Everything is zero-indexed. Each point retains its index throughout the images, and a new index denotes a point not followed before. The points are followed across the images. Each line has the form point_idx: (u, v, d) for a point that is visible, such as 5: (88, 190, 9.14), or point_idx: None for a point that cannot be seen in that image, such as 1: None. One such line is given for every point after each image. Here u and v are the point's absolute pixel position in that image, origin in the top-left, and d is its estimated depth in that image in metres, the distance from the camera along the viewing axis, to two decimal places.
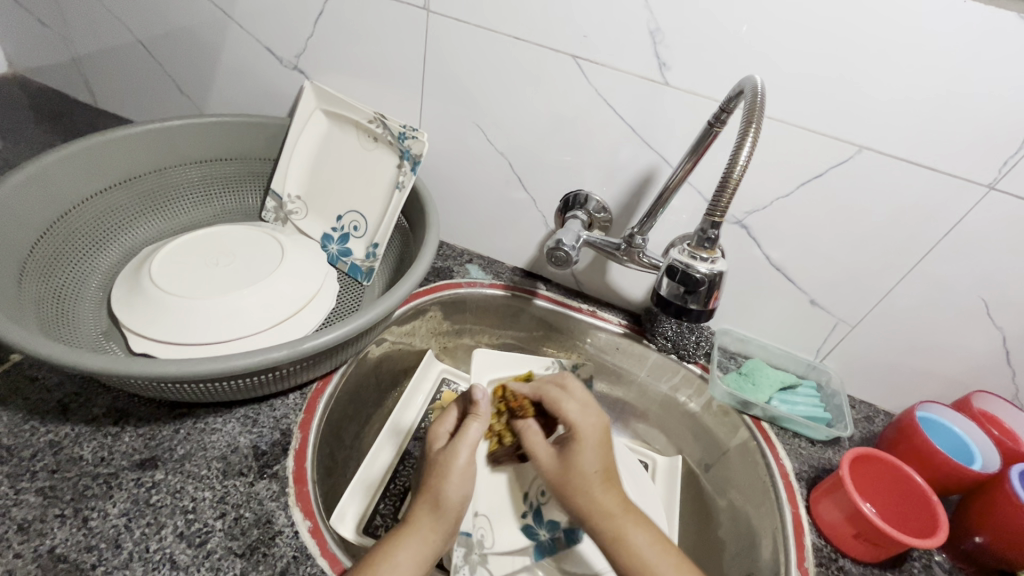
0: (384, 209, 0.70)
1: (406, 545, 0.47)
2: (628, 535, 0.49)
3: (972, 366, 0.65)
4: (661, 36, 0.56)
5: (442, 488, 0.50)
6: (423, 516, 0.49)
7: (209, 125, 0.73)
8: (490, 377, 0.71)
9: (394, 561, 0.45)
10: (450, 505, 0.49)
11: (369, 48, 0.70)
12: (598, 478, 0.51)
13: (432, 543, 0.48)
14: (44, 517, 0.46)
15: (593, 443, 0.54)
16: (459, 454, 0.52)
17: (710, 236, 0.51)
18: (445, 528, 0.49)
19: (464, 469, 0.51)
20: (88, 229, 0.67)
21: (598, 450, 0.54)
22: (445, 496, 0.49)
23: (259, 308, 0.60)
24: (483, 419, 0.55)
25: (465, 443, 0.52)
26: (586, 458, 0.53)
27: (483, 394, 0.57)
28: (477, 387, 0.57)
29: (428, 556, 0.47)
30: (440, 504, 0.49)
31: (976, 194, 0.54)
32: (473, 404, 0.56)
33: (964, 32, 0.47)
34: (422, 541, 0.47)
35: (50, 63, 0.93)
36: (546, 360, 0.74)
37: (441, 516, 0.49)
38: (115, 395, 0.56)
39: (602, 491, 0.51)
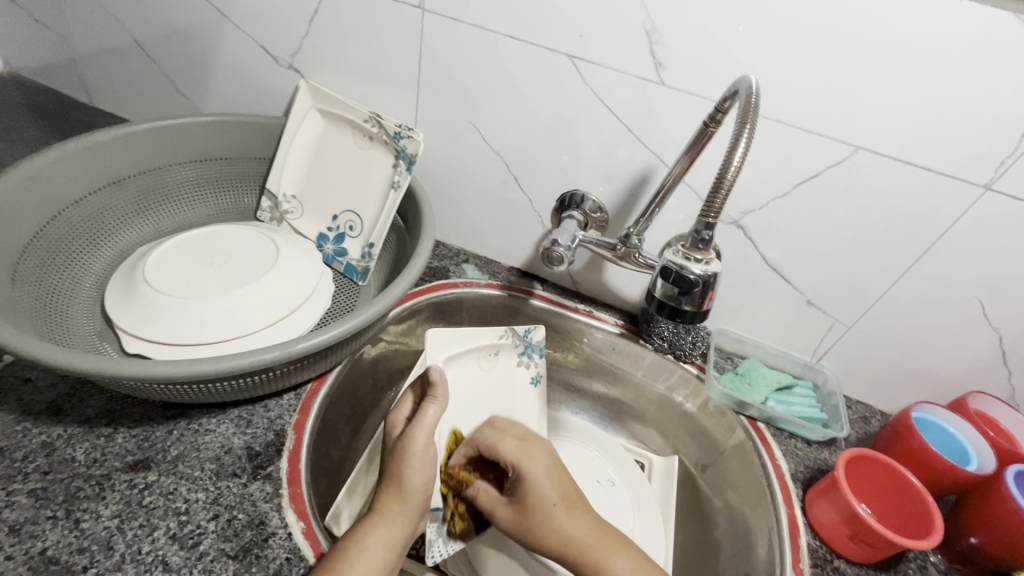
0: (379, 209, 0.70)
1: (376, 529, 0.47)
2: (614, 565, 0.47)
3: (968, 367, 0.65)
4: (657, 36, 0.55)
5: (403, 473, 0.50)
6: (389, 502, 0.49)
7: (203, 124, 0.72)
8: (447, 354, 0.67)
9: (363, 545, 0.46)
10: (413, 489, 0.50)
11: (365, 47, 0.69)
12: (563, 509, 0.49)
13: (400, 525, 0.48)
14: (35, 519, 0.46)
15: (544, 475, 0.51)
16: (416, 437, 0.51)
17: (705, 237, 0.50)
18: (411, 509, 0.49)
19: (425, 454, 0.51)
20: (82, 229, 0.66)
21: (552, 480, 0.51)
22: (406, 480, 0.50)
23: (253, 309, 0.60)
24: (442, 401, 0.54)
25: (422, 427, 0.52)
26: (543, 491, 0.50)
27: (441, 375, 0.55)
28: (433, 369, 0.55)
29: (399, 538, 0.48)
30: (403, 488, 0.49)
31: (972, 195, 0.54)
32: (430, 386, 0.55)
33: (960, 33, 0.47)
34: (389, 525, 0.48)
35: (45, 61, 0.92)
36: (500, 330, 0.70)
37: (406, 499, 0.49)
38: (109, 396, 0.56)
39: (566, 520, 0.49)
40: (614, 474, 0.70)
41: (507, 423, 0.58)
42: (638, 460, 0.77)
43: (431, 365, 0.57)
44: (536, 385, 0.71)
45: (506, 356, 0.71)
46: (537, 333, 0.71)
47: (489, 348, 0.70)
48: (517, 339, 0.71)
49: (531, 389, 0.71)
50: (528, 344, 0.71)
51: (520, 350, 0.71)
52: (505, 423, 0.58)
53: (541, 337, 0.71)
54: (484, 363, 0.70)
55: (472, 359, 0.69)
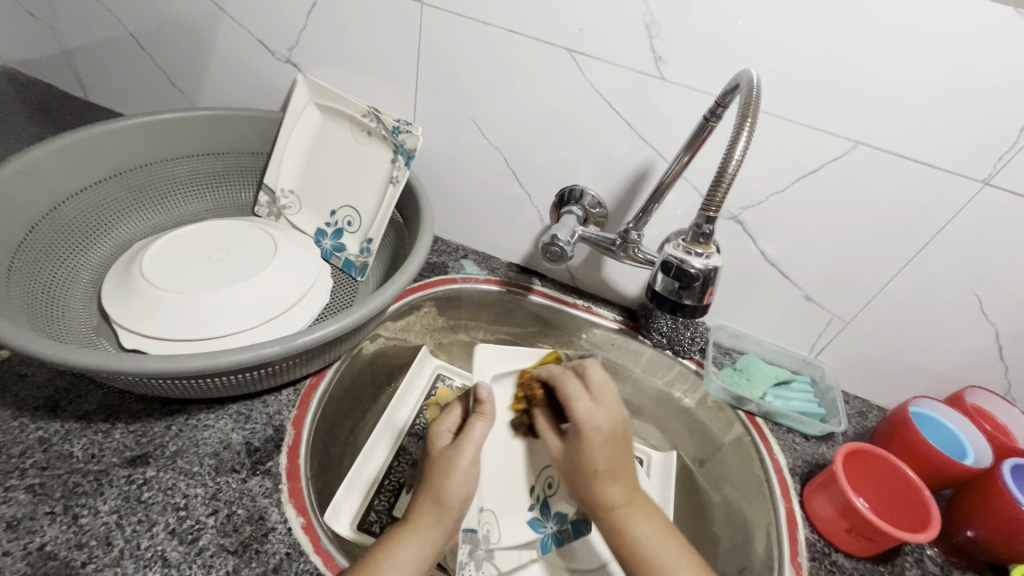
0: (378, 205, 0.69)
1: (406, 542, 0.47)
2: (635, 527, 0.50)
3: (965, 362, 0.65)
4: (656, 30, 0.55)
5: (443, 487, 0.50)
6: (424, 516, 0.49)
7: (200, 118, 0.72)
8: (495, 372, 0.66)
9: (394, 560, 0.45)
10: (451, 504, 0.49)
11: (363, 41, 0.69)
12: (605, 476, 0.51)
13: (433, 541, 0.48)
14: (34, 514, 0.46)
15: (599, 441, 0.53)
16: (463, 452, 0.52)
17: (706, 231, 0.51)
18: (445, 525, 0.49)
19: (468, 470, 0.51)
20: (78, 224, 0.66)
21: (606, 447, 0.53)
22: (447, 492, 0.49)
23: (251, 304, 0.59)
24: (488, 418, 0.55)
25: (470, 443, 0.52)
26: (592, 455, 0.52)
27: (489, 394, 0.56)
28: (482, 386, 0.56)
29: (430, 554, 0.47)
30: (441, 502, 0.49)
31: (970, 190, 0.54)
32: (477, 403, 0.56)
33: (960, 27, 0.47)
34: (423, 540, 0.47)
35: (39, 55, 0.91)
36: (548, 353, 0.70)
37: (443, 515, 0.49)
38: (106, 391, 0.55)
39: (607, 488, 0.51)
40: None
41: (596, 378, 0.57)
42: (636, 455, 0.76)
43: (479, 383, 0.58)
44: None
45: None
46: None
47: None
48: None
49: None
50: None
51: None
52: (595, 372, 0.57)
53: None
54: None
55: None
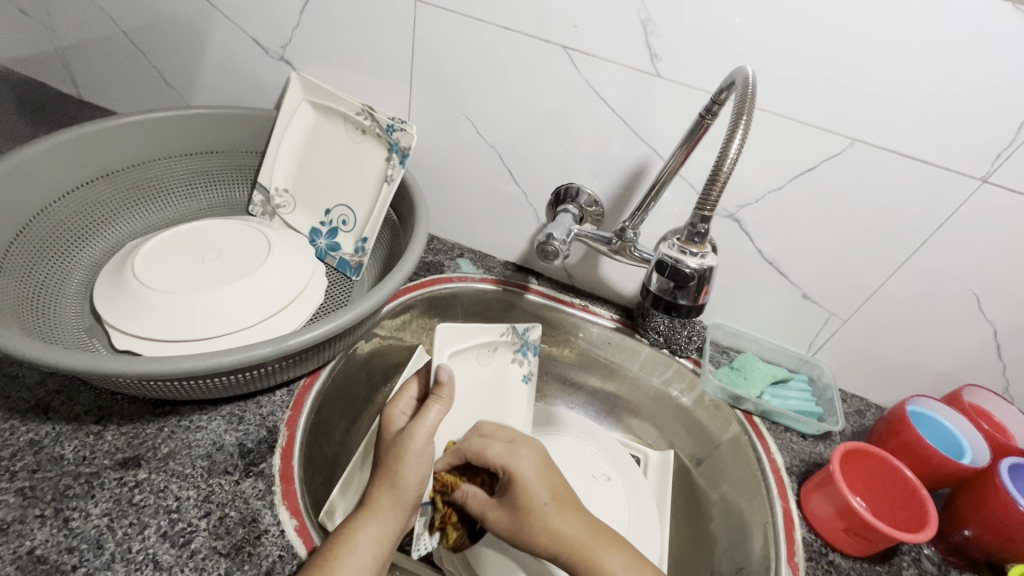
0: (373, 204, 0.69)
1: (367, 526, 0.47)
2: (604, 561, 0.46)
3: (962, 360, 0.65)
4: (652, 26, 0.55)
5: (398, 469, 0.49)
6: (382, 496, 0.48)
7: (192, 117, 0.71)
8: (452, 350, 0.62)
9: (354, 541, 0.46)
10: (407, 484, 0.49)
11: (357, 38, 0.68)
12: (549, 512, 0.48)
13: (392, 522, 0.48)
14: (24, 518, 0.45)
15: (533, 478, 0.50)
16: (416, 436, 0.50)
17: (701, 230, 0.50)
18: (405, 507, 0.49)
19: (422, 452, 0.50)
20: (69, 224, 0.65)
21: (542, 479, 0.50)
22: (402, 476, 0.49)
23: (245, 304, 0.59)
24: (445, 402, 0.53)
25: (423, 427, 0.51)
26: (534, 498, 0.49)
27: (449, 375, 0.54)
28: (442, 368, 0.54)
29: (388, 538, 0.47)
30: (398, 484, 0.48)
31: (969, 187, 0.53)
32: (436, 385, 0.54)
33: (958, 24, 0.46)
34: (380, 523, 0.47)
35: (31, 53, 0.91)
36: (501, 329, 0.67)
37: (400, 496, 0.48)
38: (98, 393, 0.55)
39: (558, 521, 0.48)
40: (609, 468, 0.70)
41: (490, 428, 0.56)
42: (633, 455, 0.77)
43: (441, 364, 0.55)
44: (527, 383, 0.69)
45: (501, 351, 0.68)
46: (535, 330, 0.69)
47: (490, 344, 0.67)
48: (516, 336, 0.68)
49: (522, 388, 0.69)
50: (524, 341, 0.69)
51: (516, 347, 0.69)
52: (496, 428, 0.55)
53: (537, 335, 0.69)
54: (482, 358, 0.67)
55: (471, 356, 0.66)
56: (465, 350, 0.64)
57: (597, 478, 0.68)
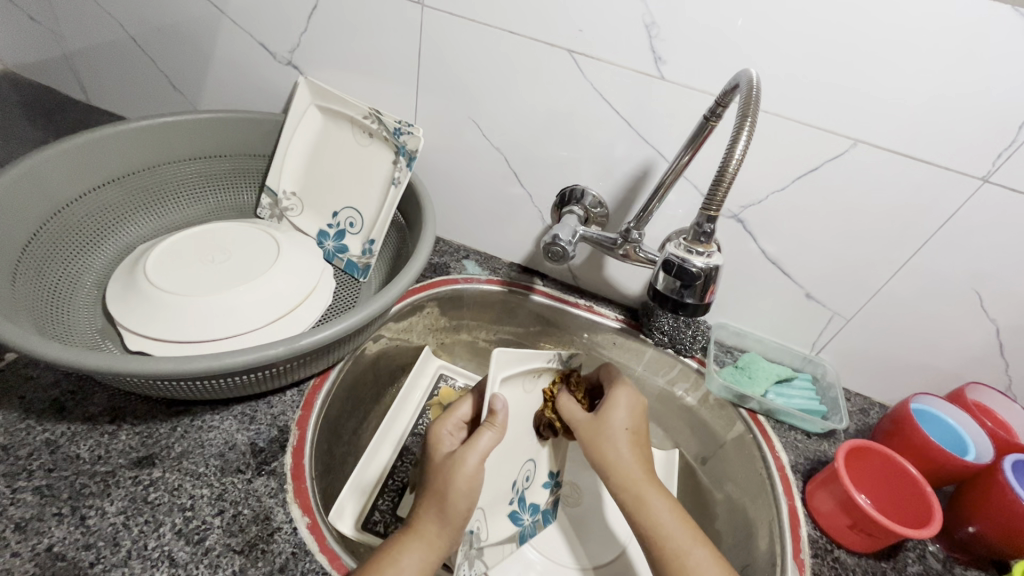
0: (380, 206, 0.70)
1: (411, 547, 0.47)
2: (648, 497, 0.52)
3: (965, 358, 0.65)
4: (656, 30, 0.56)
5: (446, 494, 0.49)
6: (428, 521, 0.49)
7: (202, 121, 0.72)
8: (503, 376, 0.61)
9: (397, 564, 0.46)
10: (457, 512, 0.49)
11: (365, 43, 0.69)
12: (618, 441, 0.56)
13: (437, 547, 0.48)
14: (42, 516, 0.46)
15: (621, 408, 0.59)
16: (466, 460, 0.51)
17: (706, 230, 0.51)
18: (451, 532, 0.48)
19: (473, 477, 0.50)
20: (82, 227, 0.66)
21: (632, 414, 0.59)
22: (450, 501, 0.49)
23: (255, 305, 0.60)
24: (498, 430, 0.54)
25: (475, 452, 0.51)
26: (613, 420, 0.58)
27: (503, 405, 0.55)
28: (496, 397, 0.55)
29: (435, 560, 0.48)
30: (444, 509, 0.49)
31: (970, 187, 0.54)
32: (489, 413, 0.55)
33: (957, 26, 0.47)
34: (427, 547, 0.48)
35: (41, 59, 0.92)
36: (549, 355, 0.65)
37: (448, 523, 0.48)
38: (111, 393, 0.56)
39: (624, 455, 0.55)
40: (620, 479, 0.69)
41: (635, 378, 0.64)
42: None
43: (495, 396, 0.56)
44: None
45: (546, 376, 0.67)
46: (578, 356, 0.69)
47: (536, 371, 0.65)
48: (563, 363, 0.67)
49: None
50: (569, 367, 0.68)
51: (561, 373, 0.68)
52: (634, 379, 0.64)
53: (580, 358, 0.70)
54: (527, 384, 0.65)
55: (517, 384, 0.63)
56: (512, 376, 0.62)
57: None
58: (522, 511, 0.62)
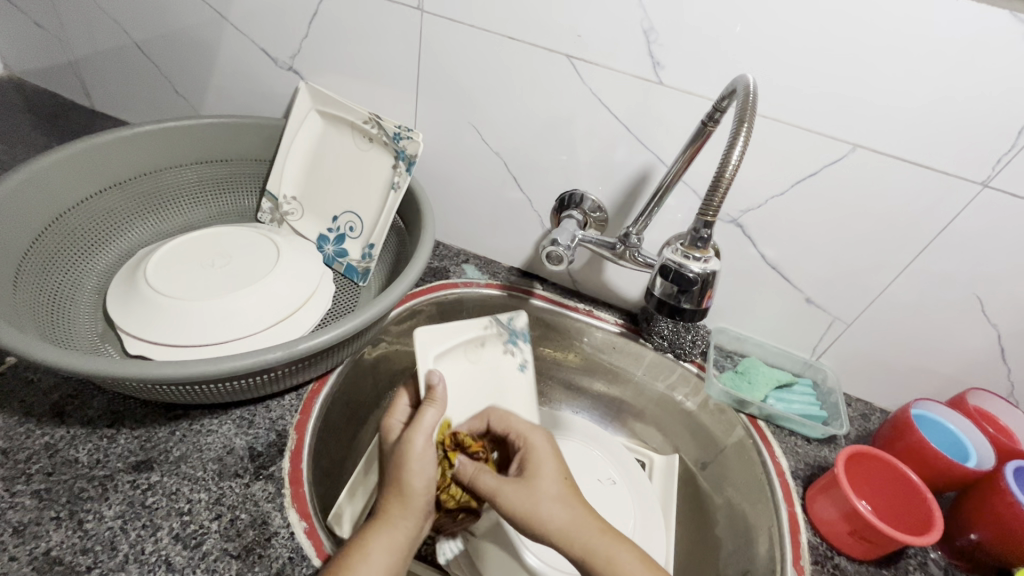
0: (379, 211, 0.70)
1: (379, 534, 0.47)
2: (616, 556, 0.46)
3: (967, 364, 0.65)
4: (655, 35, 0.56)
5: (403, 477, 0.49)
6: (391, 507, 0.48)
7: (202, 127, 0.73)
8: (437, 353, 0.63)
9: (366, 552, 0.45)
10: (415, 492, 0.49)
11: (365, 49, 0.70)
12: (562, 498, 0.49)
13: (402, 531, 0.47)
14: (40, 519, 0.46)
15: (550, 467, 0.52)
16: (414, 441, 0.51)
17: (703, 235, 0.51)
18: (414, 514, 0.48)
19: (422, 457, 0.50)
20: (83, 231, 0.67)
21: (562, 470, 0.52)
22: (409, 486, 0.49)
23: (254, 310, 0.60)
24: (439, 404, 0.55)
25: (421, 429, 0.52)
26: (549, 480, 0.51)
27: (439, 379, 0.58)
28: (432, 372, 0.58)
29: (401, 543, 0.47)
30: (404, 492, 0.48)
31: (970, 192, 0.54)
32: (430, 390, 0.56)
33: (956, 31, 0.47)
34: (393, 532, 0.47)
35: (46, 65, 0.93)
36: (483, 321, 0.67)
37: (409, 504, 0.48)
38: (111, 397, 0.56)
39: (567, 515, 0.48)
40: (614, 472, 0.70)
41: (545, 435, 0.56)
42: (638, 458, 0.77)
43: (431, 371, 0.59)
44: (525, 371, 0.68)
45: (492, 346, 0.68)
46: (519, 318, 0.69)
47: (478, 339, 0.67)
48: (501, 327, 0.69)
49: (519, 376, 0.68)
50: (512, 331, 0.69)
51: (505, 338, 0.69)
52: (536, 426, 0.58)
53: (524, 322, 0.70)
54: (471, 354, 0.66)
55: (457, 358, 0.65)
56: (448, 351, 0.64)
57: (603, 481, 0.69)
58: None
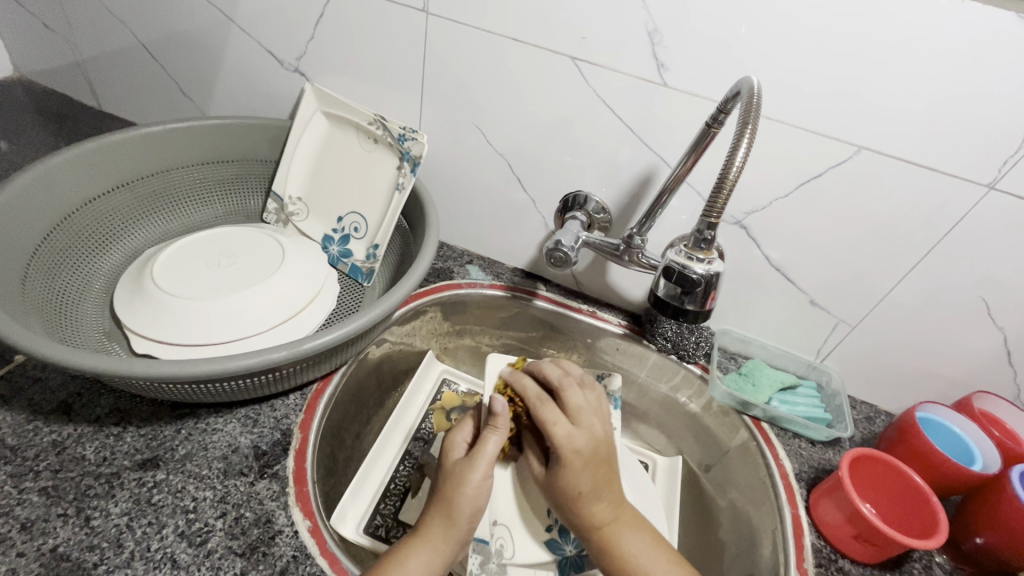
0: (384, 211, 0.70)
1: (418, 554, 0.47)
2: (625, 544, 0.50)
3: (972, 366, 0.64)
4: (659, 37, 0.56)
5: (454, 500, 0.49)
6: (434, 528, 0.49)
7: (209, 127, 0.73)
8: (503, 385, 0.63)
9: (405, 570, 0.46)
10: (461, 520, 0.49)
11: (370, 51, 0.70)
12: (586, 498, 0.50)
13: (440, 554, 0.48)
14: (47, 516, 0.46)
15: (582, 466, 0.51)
16: (473, 469, 0.51)
17: (707, 236, 0.51)
18: (455, 538, 0.49)
19: (480, 485, 0.50)
20: (91, 231, 0.67)
21: (592, 471, 0.51)
22: (457, 512, 0.49)
23: (260, 309, 0.60)
24: (502, 432, 0.53)
25: (483, 458, 0.51)
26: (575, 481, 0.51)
27: (502, 406, 0.53)
28: (495, 398, 0.53)
29: (439, 565, 0.48)
30: (452, 516, 0.49)
31: (975, 194, 0.54)
32: (490, 415, 0.53)
33: (961, 33, 0.47)
34: (431, 553, 0.48)
35: (55, 67, 0.94)
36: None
37: (453, 529, 0.49)
38: (117, 396, 0.56)
39: (592, 507, 0.50)
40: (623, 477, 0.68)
41: (572, 401, 0.55)
42: (642, 460, 0.76)
43: (494, 397, 0.53)
44: None
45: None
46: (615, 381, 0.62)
47: None
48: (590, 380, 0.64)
49: None
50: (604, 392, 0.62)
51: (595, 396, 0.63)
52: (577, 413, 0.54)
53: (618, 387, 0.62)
54: None
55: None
56: None
57: None
58: (562, 541, 0.57)
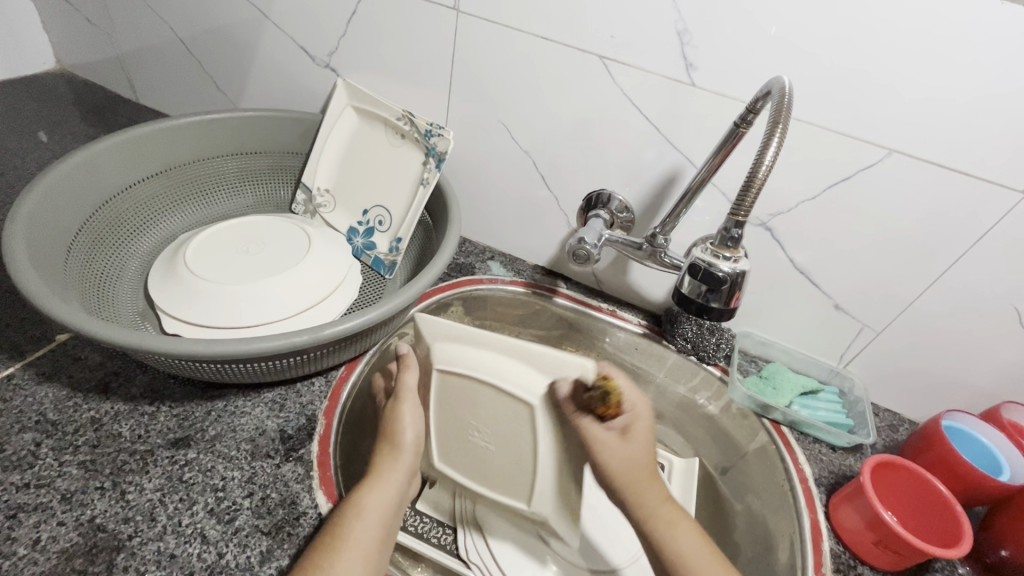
0: (409, 205, 0.71)
1: (372, 488, 0.50)
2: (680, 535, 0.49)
3: (1002, 377, 0.63)
4: (689, 37, 0.56)
5: (396, 430, 0.54)
6: (383, 460, 0.53)
7: (242, 120, 0.75)
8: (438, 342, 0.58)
9: (360, 506, 0.48)
10: (405, 443, 0.54)
11: (400, 48, 0.71)
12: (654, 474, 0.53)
13: (393, 486, 0.51)
14: (86, 488, 0.48)
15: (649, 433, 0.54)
16: (404, 404, 0.56)
17: (734, 235, 0.51)
18: (403, 466, 0.53)
19: (413, 415, 0.56)
20: (128, 216, 0.69)
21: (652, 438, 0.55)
22: (397, 435, 0.54)
23: (287, 296, 0.62)
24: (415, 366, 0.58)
25: (407, 391, 0.56)
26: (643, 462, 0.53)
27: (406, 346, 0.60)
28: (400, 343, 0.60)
29: (393, 500, 0.50)
30: (397, 443, 0.54)
31: (1011, 200, 0.53)
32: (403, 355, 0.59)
33: (1001, 36, 0.46)
34: (385, 483, 0.51)
35: (95, 59, 0.97)
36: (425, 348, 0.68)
37: (400, 457, 0.53)
38: (152, 376, 0.59)
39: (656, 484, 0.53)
40: None
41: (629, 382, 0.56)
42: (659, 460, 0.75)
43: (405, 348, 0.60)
44: None
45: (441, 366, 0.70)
46: None
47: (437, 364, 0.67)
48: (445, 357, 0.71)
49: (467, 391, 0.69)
50: None
51: None
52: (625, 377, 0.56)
53: None
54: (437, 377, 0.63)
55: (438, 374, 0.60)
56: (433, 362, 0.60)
57: None
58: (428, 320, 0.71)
